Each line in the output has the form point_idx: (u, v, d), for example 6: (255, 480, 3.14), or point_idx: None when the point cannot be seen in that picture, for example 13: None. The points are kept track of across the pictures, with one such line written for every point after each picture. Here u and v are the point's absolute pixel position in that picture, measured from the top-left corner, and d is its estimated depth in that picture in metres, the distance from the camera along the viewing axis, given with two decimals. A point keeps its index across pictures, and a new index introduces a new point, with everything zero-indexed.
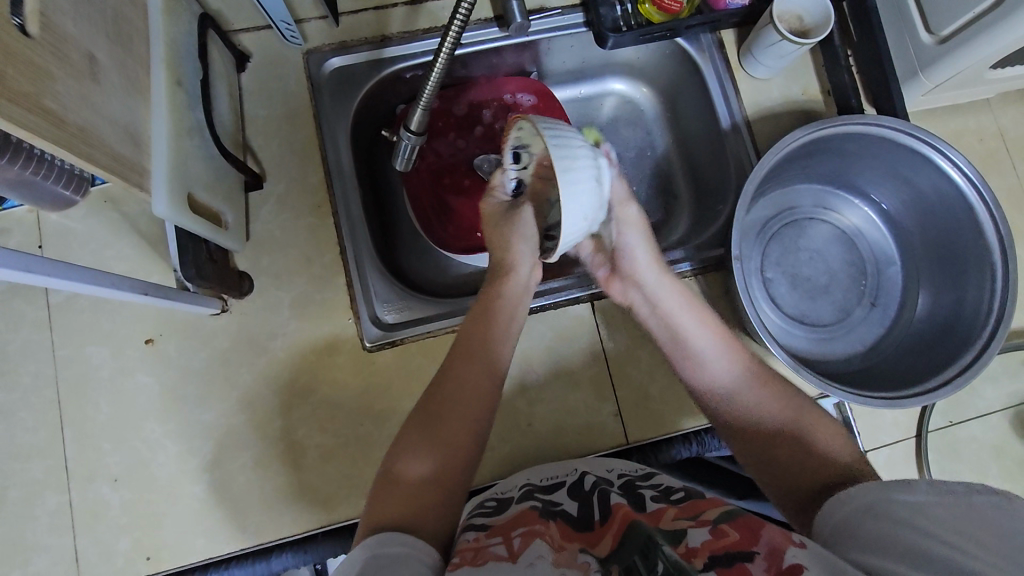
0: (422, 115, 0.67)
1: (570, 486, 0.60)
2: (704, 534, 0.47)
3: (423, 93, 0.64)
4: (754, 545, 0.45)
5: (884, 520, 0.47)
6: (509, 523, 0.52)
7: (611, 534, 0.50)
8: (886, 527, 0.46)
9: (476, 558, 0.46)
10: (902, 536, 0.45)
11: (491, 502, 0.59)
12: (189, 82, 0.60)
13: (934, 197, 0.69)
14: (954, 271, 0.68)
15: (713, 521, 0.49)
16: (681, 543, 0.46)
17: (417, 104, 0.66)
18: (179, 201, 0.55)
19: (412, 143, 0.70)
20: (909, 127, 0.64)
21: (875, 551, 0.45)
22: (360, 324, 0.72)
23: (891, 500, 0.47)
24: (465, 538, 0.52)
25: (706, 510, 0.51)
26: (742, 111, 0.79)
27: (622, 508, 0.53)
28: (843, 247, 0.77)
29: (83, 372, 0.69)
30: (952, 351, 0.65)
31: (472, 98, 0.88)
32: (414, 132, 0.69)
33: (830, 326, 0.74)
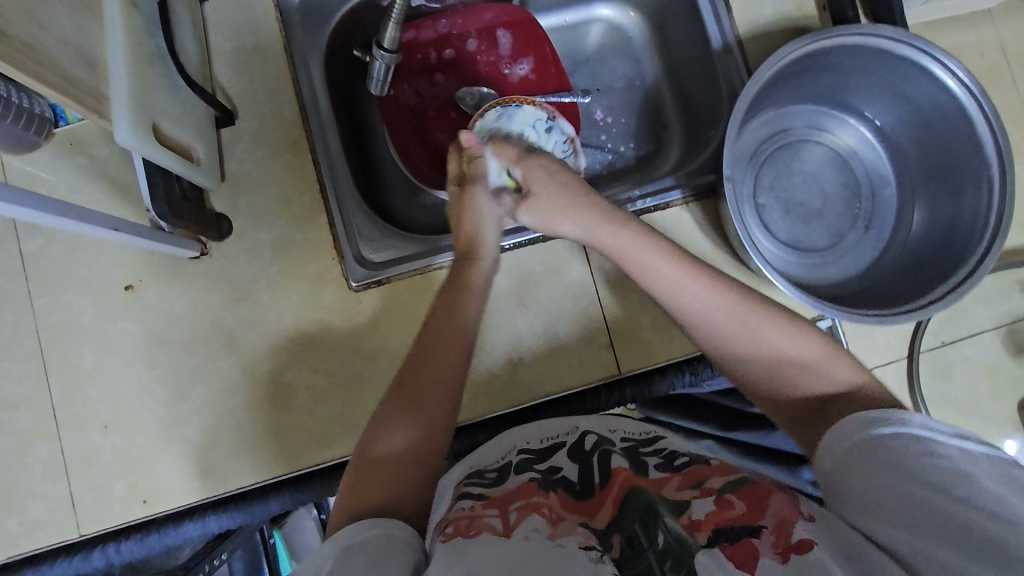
0: (395, 31, 0.64)
1: (570, 446, 0.58)
2: (709, 504, 0.46)
3: (393, 6, 0.60)
4: (760, 519, 0.44)
5: (875, 468, 0.47)
6: (507, 496, 0.51)
7: (610, 500, 0.50)
8: (887, 471, 0.46)
9: (469, 526, 0.46)
10: (901, 485, 0.45)
11: (490, 471, 0.57)
12: (145, 5, 0.56)
13: (932, 111, 0.66)
14: (949, 186, 0.67)
15: (717, 491, 0.48)
16: (684, 514, 0.45)
17: (389, 18, 0.62)
18: (144, 130, 0.52)
19: (386, 63, 0.66)
20: (907, 36, 0.62)
21: (875, 510, 0.45)
22: (345, 264, 0.70)
23: (881, 444, 0.47)
24: (460, 506, 0.51)
25: (710, 477, 0.50)
26: (734, 30, 0.75)
27: (623, 472, 0.52)
28: (836, 170, 0.75)
29: (63, 320, 0.67)
30: (948, 268, 0.64)
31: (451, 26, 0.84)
32: (387, 50, 0.65)
33: (823, 250, 0.73)
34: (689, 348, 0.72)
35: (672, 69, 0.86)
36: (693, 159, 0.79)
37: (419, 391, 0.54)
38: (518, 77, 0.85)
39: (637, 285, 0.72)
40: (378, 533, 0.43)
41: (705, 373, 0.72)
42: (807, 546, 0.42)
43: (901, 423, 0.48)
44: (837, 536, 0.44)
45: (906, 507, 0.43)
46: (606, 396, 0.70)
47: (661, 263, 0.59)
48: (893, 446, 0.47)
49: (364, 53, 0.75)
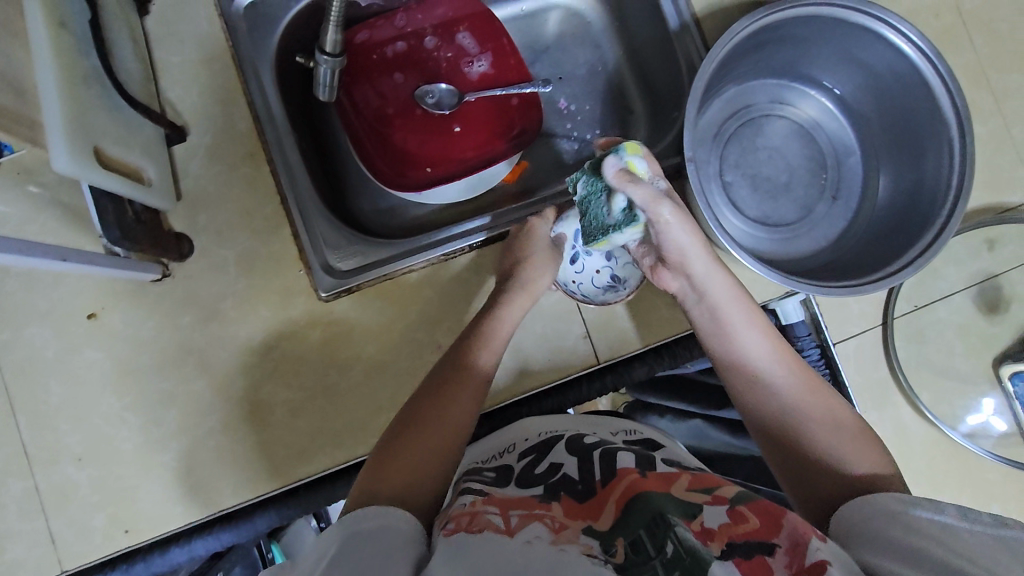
0: (336, 33, 0.62)
1: (569, 440, 0.61)
2: (720, 515, 0.46)
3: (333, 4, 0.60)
4: (775, 536, 0.44)
5: (895, 526, 0.46)
6: (509, 499, 0.52)
7: (613, 503, 0.50)
8: (903, 528, 0.46)
9: (471, 523, 0.46)
10: (909, 541, 0.44)
11: (490, 469, 0.59)
12: (77, 24, 0.54)
13: (890, 77, 0.66)
14: (911, 150, 0.67)
15: (729, 501, 0.48)
16: (695, 521, 0.46)
17: (329, 21, 0.61)
18: (84, 153, 0.51)
19: (330, 67, 0.65)
20: (859, 2, 0.61)
21: (877, 551, 0.45)
22: (312, 274, 0.68)
23: (909, 513, 0.47)
24: (461, 501, 0.52)
25: (720, 489, 0.51)
26: (690, 8, 0.74)
27: (631, 474, 0.53)
28: (801, 142, 0.75)
29: (26, 354, 0.65)
30: (915, 232, 0.64)
31: (409, 25, 0.83)
32: (329, 54, 0.64)
33: (792, 224, 0.73)
34: (668, 331, 0.72)
35: (632, 52, 0.86)
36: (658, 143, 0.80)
37: (442, 397, 0.60)
38: (477, 75, 0.82)
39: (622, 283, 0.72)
40: (383, 521, 0.47)
41: (683, 354, 0.72)
42: (820, 568, 0.41)
43: (932, 508, 0.47)
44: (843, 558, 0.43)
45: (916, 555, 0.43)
46: (587, 385, 0.70)
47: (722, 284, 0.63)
48: (909, 511, 0.47)
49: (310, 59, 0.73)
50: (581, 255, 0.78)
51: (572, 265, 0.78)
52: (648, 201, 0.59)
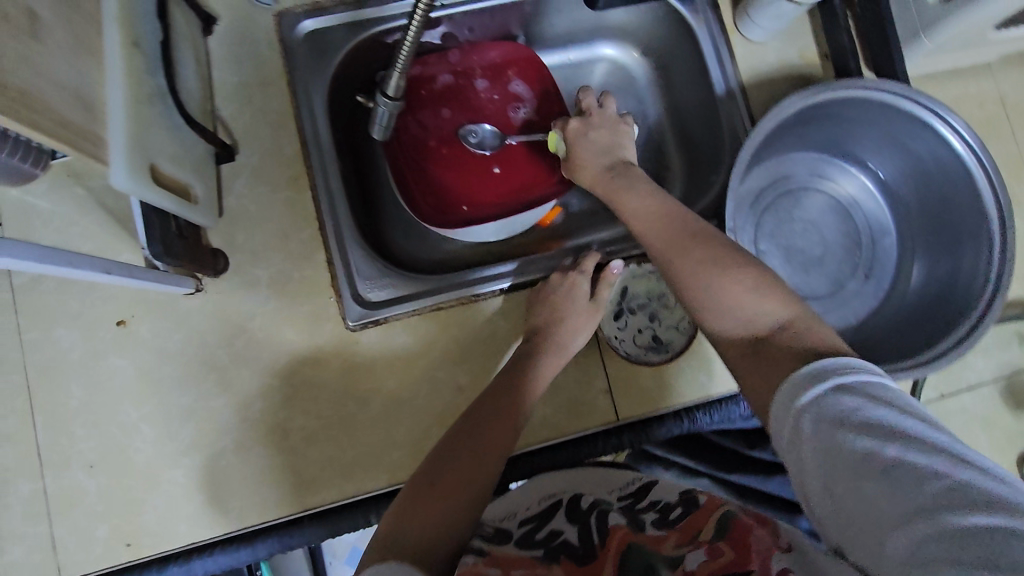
0: (400, 80, 0.64)
1: (567, 507, 0.61)
2: (700, 555, 0.47)
3: (400, 57, 0.60)
4: (748, 563, 0.45)
5: (840, 475, 0.43)
6: (508, 558, 0.51)
7: (611, 557, 0.49)
8: (861, 484, 0.42)
9: None
10: (871, 496, 0.41)
11: (489, 527, 0.58)
12: (149, 45, 0.55)
13: (933, 167, 0.66)
14: (949, 240, 0.67)
15: (708, 540, 0.49)
16: (678, 568, 0.46)
17: (394, 70, 0.62)
18: (140, 171, 0.51)
19: (389, 109, 0.67)
20: (910, 92, 0.62)
21: (850, 529, 0.42)
22: (342, 303, 0.69)
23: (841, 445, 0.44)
24: (464, 561, 0.50)
25: (701, 529, 0.51)
26: (737, 76, 0.76)
27: (620, 530, 0.53)
28: (837, 218, 0.75)
29: (51, 355, 0.66)
30: (948, 323, 0.64)
31: (456, 63, 0.84)
32: (390, 97, 0.66)
33: (823, 298, 0.73)
34: (689, 393, 0.71)
35: (674, 111, 0.87)
36: (694, 203, 0.79)
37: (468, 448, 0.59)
38: (520, 119, 0.84)
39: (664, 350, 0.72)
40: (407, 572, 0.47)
41: (703, 420, 0.71)
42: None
43: (848, 405, 0.45)
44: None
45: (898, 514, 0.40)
46: (603, 441, 0.69)
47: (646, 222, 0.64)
48: (848, 451, 0.43)
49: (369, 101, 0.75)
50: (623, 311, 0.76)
51: (615, 321, 0.75)
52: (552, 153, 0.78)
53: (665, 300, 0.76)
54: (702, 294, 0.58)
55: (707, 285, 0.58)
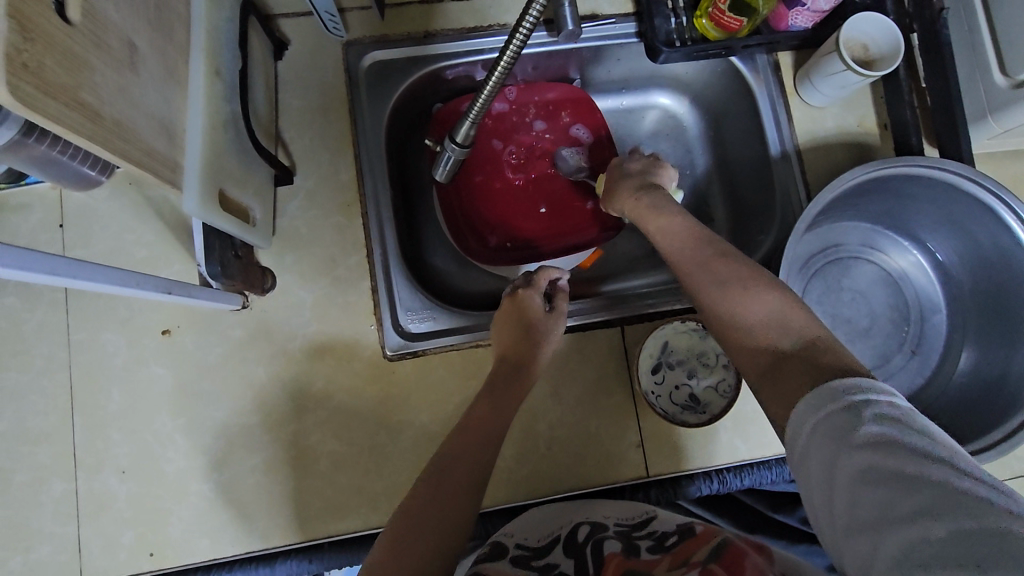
0: (470, 129, 0.65)
1: (564, 539, 0.57)
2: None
3: (473, 108, 0.62)
4: None
5: (849, 490, 0.39)
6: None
7: None
8: (864, 493, 0.38)
9: None
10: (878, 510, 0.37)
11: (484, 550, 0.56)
12: (227, 72, 0.57)
13: (993, 251, 0.65)
14: (1005, 327, 0.65)
15: (702, 562, 0.47)
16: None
17: (466, 118, 0.64)
18: (208, 196, 0.53)
19: (455, 155, 0.69)
20: (976, 175, 0.61)
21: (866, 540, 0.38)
22: (382, 331, 0.70)
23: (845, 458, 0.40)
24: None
25: (693, 552, 0.49)
26: (793, 139, 0.76)
27: (614, 559, 0.51)
28: (887, 290, 0.74)
29: (96, 358, 0.67)
30: (999, 413, 0.62)
31: (522, 103, 0.84)
32: (458, 144, 0.67)
33: (867, 371, 0.72)
34: (720, 455, 0.70)
35: (724, 165, 0.87)
36: None
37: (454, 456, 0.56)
38: (581, 162, 0.85)
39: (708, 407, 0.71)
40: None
41: (734, 482, 0.70)
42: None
43: (852, 415, 0.41)
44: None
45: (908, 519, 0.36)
46: (630, 495, 0.68)
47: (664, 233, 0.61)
48: (849, 460, 0.39)
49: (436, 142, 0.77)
50: (663, 367, 0.74)
51: (653, 375, 0.73)
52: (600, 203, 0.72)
53: (705, 358, 0.74)
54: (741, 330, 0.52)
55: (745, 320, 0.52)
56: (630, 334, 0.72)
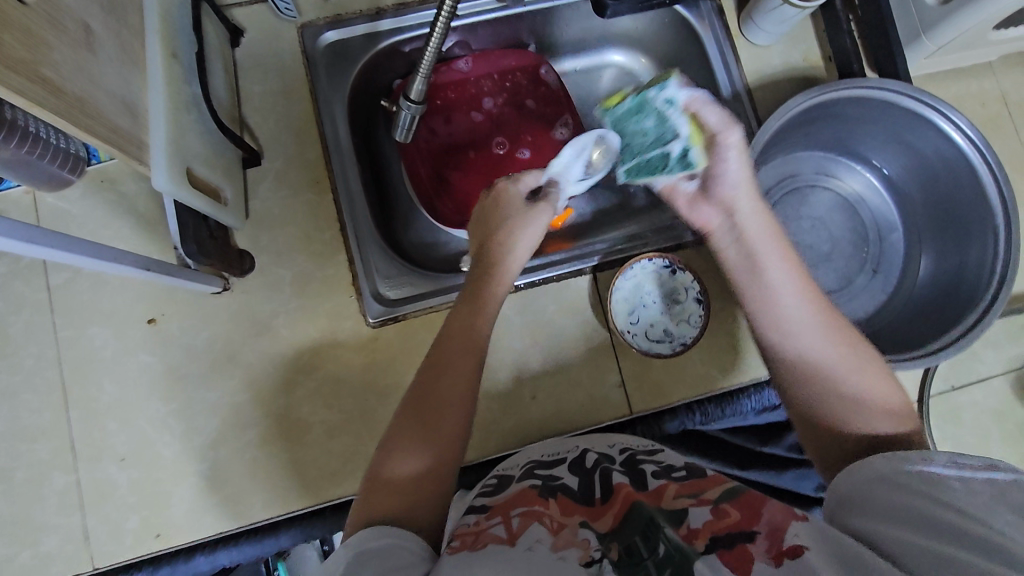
0: (422, 84, 0.67)
1: (570, 462, 0.61)
2: (705, 513, 0.48)
3: (422, 65, 0.64)
4: (754, 524, 0.46)
5: (894, 489, 0.46)
6: (508, 502, 0.53)
7: (612, 513, 0.51)
8: (897, 492, 0.46)
9: (476, 541, 0.47)
10: (900, 502, 0.45)
11: (492, 480, 0.60)
12: (184, 55, 0.58)
13: (938, 162, 0.68)
14: (955, 234, 0.69)
15: (713, 500, 0.50)
16: (682, 526, 0.47)
17: (417, 74, 0.66)
18: (179, 174, 0.55)
19: (412, 113, 0.70)
20: (913, 90, 0.64)
21: (884, 520, 0.45)
22: (362, 300, 0.71)
23: (902, 471, 0.47)
24: (465, 521, 0.52)
25: (707, 489, 0.52)
26: (743, 79, 0.78)
27: (624, 489, 0.54)
28: (844, 214, 0.77)
29: (85, 353, 0.68)
30: (956, 314, 0.65)
31: (494, 81, 0.87)
32: (414, 101, 0.69)
33: (832, 294, 0.75)
34: (699, 388, 0.73)
35: None
36: None
37: (428, 403, 0.56)
38: (557, 138, 0.87)
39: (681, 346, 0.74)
40: (392, 540, 0.47)
41: (715, 412, 0.73)
42: (797, 551, 0.43)
43: (923, 462, 0.47)
44: (832, 542, 0.44)
45: (910, 520, 0.44)
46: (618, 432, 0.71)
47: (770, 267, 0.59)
48: (908, 475, 0.46)
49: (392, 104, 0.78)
50: (638, 306, 0.76)
51: (628, 316, 0.75)
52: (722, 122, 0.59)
53: (675, 296, 0.76)
54: (833, 388, 0.54)
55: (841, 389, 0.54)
56: (601, 280, 0.74)
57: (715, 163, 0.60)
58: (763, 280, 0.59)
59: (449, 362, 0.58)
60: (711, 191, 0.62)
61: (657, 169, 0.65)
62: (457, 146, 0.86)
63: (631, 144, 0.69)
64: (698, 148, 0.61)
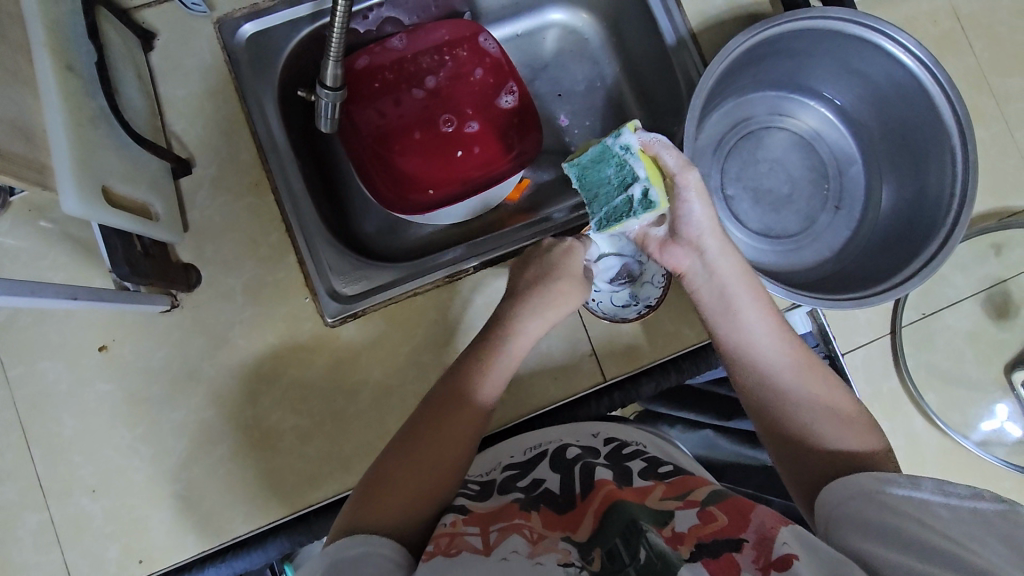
0: (336, 68, 0.64)
1: (552, 455, 0.62)
2: (692, 518, 0.48)
3: (331, 44, 0.60)
4: (742, 532, 0.46)
5: (876, 505, 0.47)
6: (492, 515, 0.54)
7: (592, 511, 0.52)
8: (878, 509, 0.47)
9: (450, 546, 0.48)
10: (875, 519, 0.47)
11: (474, 485, 0.61)
12: (82, 66, 0.55)
13: (889, 87, 0.66)
14: (914, 160, 0.67)
15: (701, 503, 0.51)
16: (667, 527, 0.48)
17: (328, 56, 0.62)
18: (92, 195, 0.52)
19: (332, 100, 0.66)
20: (855, 14, 0.61)
21: (859, 530, 0.47)
22: (318, 300, 0.69)
23: (887, 492, 0.48)
24: (442, 520, 0.53)
25: (694, 491, 0.53)
26: (686, 24, 0.75)
27: (606, 486, 0.55)
28: (802, 153, 0.75)
29: (40, 389, 0.66)
30: (919, 242, 0.64)
31: (433, 55, 0.83)
32: (330, 88, 0.65)
33: (796, 236, 0.73)
34: (673, 345, 0.71)
35: (631, 68, 0.86)
36: None
37: (438, 428, 0.56)
38: (504, 107, 0.83)
39: (652, 307, 0.71)
40: (365, 549, 0.48)
41: (691, 369, 0.71)
42: (786, 561, 0.42)
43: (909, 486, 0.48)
44: (818, 551, 0.44)
45: (885, 534, 0.45)
46: (595, 403, 0.70)
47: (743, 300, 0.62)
48: (892, 497, 0.47)
49: (310, 92, 0.73)
50: (598, 271, 0.74)
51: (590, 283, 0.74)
52: (682, 163, 0.61)
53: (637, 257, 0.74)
54: (796, 414, 0.57)
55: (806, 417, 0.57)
56: None
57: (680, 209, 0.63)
58: (738, 323, 0.61)
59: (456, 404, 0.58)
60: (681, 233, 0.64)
61: (625, 214, 0.63)
62: (401, 128, 0.82)
63: (591, 195, 0.66)
64: (660, 189, 0.62)
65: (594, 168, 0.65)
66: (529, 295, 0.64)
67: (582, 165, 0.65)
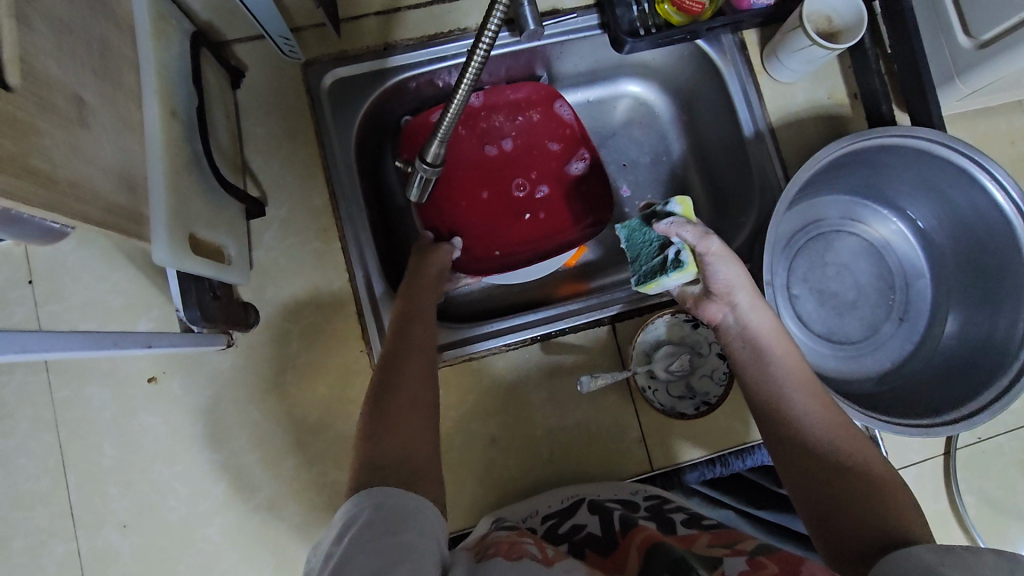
0: (439, 148, 0.61)
1: (589, 504, 0.62)
2: (741, 564, 0.46)
3: (439, 130, 0.57)
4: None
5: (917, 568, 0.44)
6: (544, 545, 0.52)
7: (635, 550, 0.50)
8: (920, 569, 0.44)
9: (511, 549, 0.46)
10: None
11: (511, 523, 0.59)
12: (183, 110, 0.55)
13: (971, 213, 0.66)
14: (987, 290, 0.66)
15: (749, 552, 0.48)
16: (716, 569, 0.45)
17: (434, 138, 0.59)
18: (181, 244, 0.51)
19: (427, 174, 0.64)
20: (947, 138, 0.61)
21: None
22: (373, 355, 0.68)
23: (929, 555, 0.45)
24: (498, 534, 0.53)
25: (739, 542, 0.51)
26: (765, 118, 0.76)
27: (646, 531, 0.53)
28: (871, 260, 0.75)
29: (84, 415, 0.65)
30: (988, 372, 0.63)
31: (507, 114, 0.83)
32: (429, 164, 0.63)
33: (858, 343, 0.73)
34: (724, 438, 0.70)
35: (700, 148, 0.86)
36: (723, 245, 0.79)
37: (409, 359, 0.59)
38: (573, 173, 0.84)
39: (711, 403, 0.70)
40: (394, 502, 0.44)
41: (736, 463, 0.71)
42: None
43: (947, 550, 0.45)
44: None
45: None
46: None
47: (768, 351, 0.62)
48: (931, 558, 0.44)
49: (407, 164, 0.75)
50: (658, 358, 0.72)
51: (649, 370, 0.72)
52: (696, 234, 0.63)
53: (698, 349, 0.74)
54: (825, 471, 0.55)
55: (838, 474, 0.54)
56: (622, 331, 0.72)
57: (705, 271, 0.64)
58: (766, 371, 0.61)
59: (417, 329, 0.62)
60: (712, 290, 0.65)
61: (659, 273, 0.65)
62: (469, 184, 0.82)
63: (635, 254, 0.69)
64: (691, 254, 0.64)
65: (642, 231, 0.68)
66: (430, 258, 0.71)
67: (630, 228, 0.68)
